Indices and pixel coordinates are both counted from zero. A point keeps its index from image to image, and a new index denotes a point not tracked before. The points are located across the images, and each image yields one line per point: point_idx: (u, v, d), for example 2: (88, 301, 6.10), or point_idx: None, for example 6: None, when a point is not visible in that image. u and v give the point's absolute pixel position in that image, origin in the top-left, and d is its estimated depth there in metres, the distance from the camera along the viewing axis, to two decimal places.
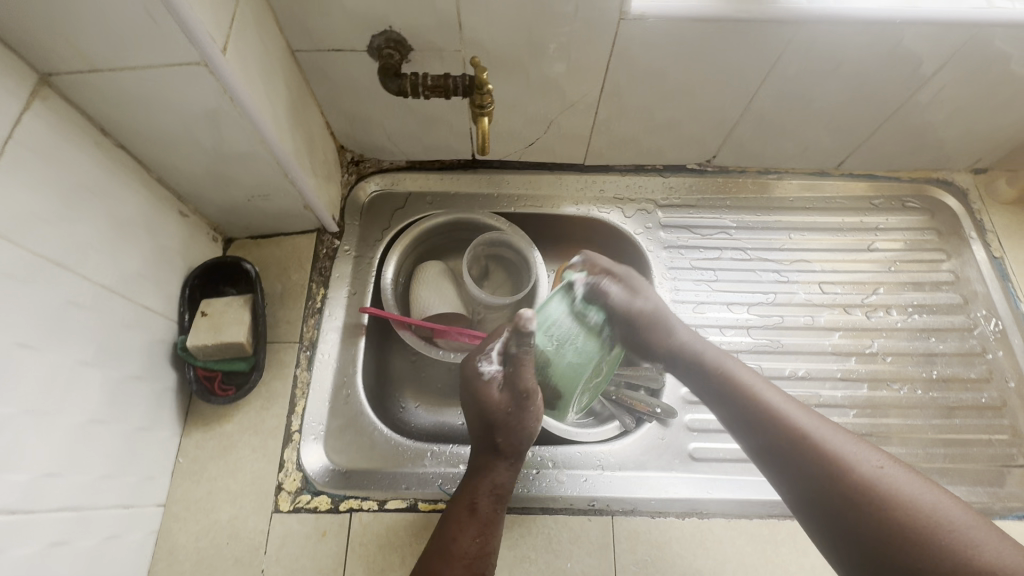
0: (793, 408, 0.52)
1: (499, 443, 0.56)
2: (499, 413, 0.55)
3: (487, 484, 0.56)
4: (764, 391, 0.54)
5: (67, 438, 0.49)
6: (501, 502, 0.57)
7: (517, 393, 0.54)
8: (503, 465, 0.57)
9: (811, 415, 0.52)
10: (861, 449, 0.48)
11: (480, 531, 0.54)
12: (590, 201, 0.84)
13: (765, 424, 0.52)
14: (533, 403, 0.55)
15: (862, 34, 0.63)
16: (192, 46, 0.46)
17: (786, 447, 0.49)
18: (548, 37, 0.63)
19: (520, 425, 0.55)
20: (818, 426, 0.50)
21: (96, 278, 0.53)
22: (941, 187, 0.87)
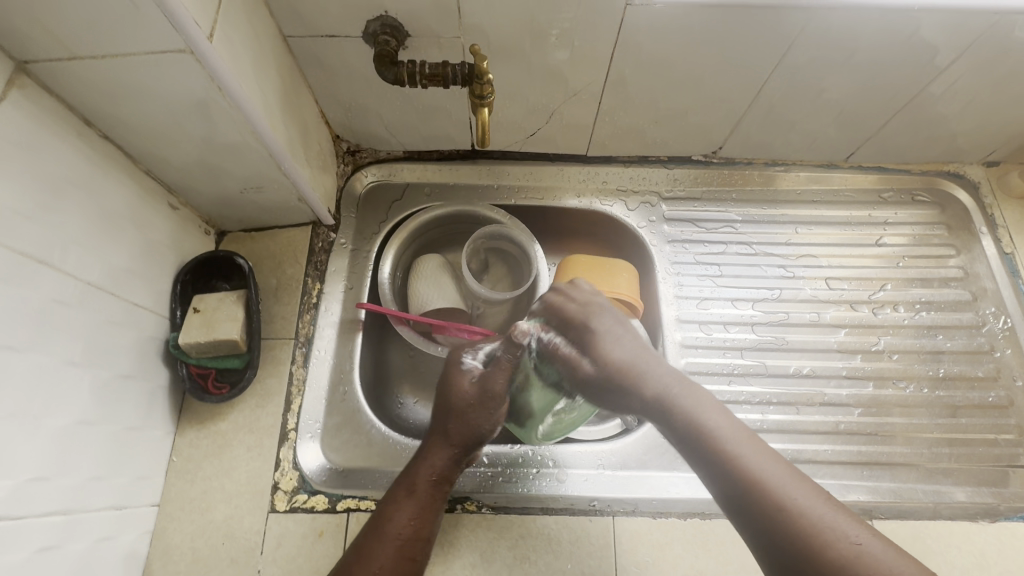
0: (773, 469, 0.44)
1: (452, 428, 0.56)
2: (463, 404, 0.56)
3: (428, 470, 0.54)
4: (740, 448, 0.46)
5: (56, 440, 0.48)
6: (446, 490, 0.55)
7: (490, 391, 0.56)
8: (447, 455, 0.55)
9: (797, 478, 0.44)
10: (840, 520, 0.41)
11: (420, 515, 0.52)
12: (592, 193, 0.82)
13: (732, 480, 0.45)
14: (500, 404, 0.57)
15: (876, 20, 0.60)
16: (175, 32, 0.44)
17: (760, 516, 0.43)
18: (550, 22, 0.61)
19: (477, 417, 0.56)
20: (798, 492, 0.43)
21: (81, 275, 0.52)
22: (952, 181, 0.84)
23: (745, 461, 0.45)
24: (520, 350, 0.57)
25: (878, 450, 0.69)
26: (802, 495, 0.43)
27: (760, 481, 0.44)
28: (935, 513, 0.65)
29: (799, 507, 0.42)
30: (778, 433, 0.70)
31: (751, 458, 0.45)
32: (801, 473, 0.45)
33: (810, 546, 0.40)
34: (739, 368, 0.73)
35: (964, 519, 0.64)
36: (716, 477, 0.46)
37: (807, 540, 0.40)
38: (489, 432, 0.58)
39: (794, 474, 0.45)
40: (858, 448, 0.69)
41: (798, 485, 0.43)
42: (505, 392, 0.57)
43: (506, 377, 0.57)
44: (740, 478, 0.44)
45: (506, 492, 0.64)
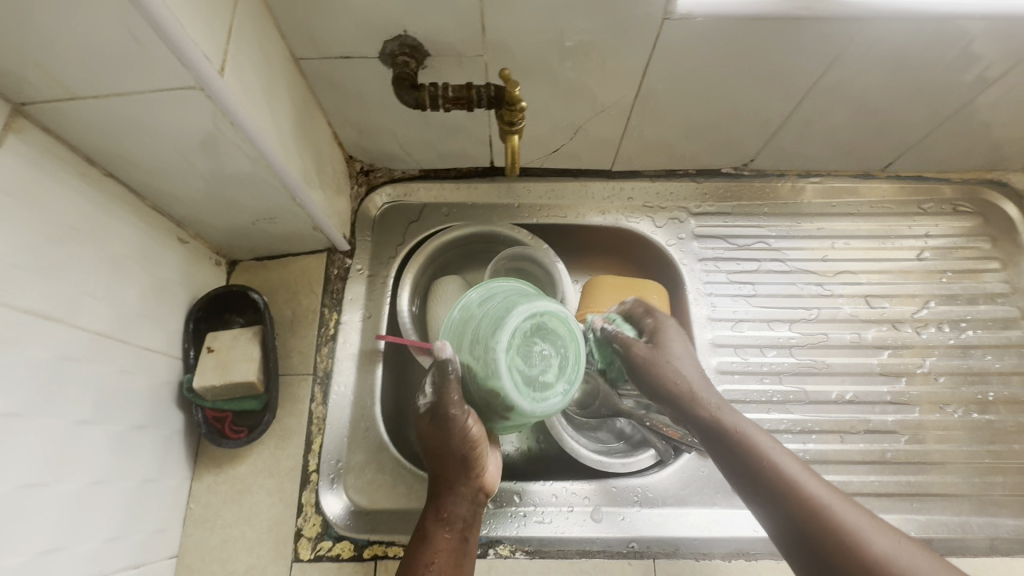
0: (792, 466, 0.46)
1: (442, 469, 0.51)
2: (434, 438, 0.50)
3: (436, 514, 0.51)
4: (765, 446, 0.48)
5: (69, 505, 0.45)
6: (463, 531, 0.50)
7: (446, 418, 0.49)
8: (451, 495, 0.51)
9: (815, 479, 0.45)
10: (874, 526, 0.42)
11: (436, 561, 0.48)
12: (617, 210, 0.78)
13: (759, 476, 0.46)
14: (467, 426, 0.49)
15: (928, 32, 0.56)
16: (185, 70, 0.41)
17: (783, 510, 0.44)
18: (580, 39, 0.57)
19: (454, 446, 0.50)
20: (842, 507, 0.43)
21: (90, 326, 0.48)
22: (996, 190, 0.80)
23: (775, 463, 0.46)
24: (452, 376, 0.49)
25: (927, 481, 0.66)
26: (822, 494, 0.44)
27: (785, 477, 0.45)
28: (991, 548, 0.62)
29: (832, 510, 0.43)
30: (821, 464, 0.66)
31: (779, 458, 0.47)
32: (821, 477, 0.46)
33: (836, 542, 0.41)
34: (778, 395, 0.70)
35: (1021, 554, 0.61)
36: (740, 473, 0.48)
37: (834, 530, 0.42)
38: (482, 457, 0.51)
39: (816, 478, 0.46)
40: (906, 478, 0.66)
41: (817, 483, 0.45)
42: (467, 412, 0.49)
43: (459, 399, 0.48)
44: (768, 479, 0.46)
45: (541, 534, 0.60)
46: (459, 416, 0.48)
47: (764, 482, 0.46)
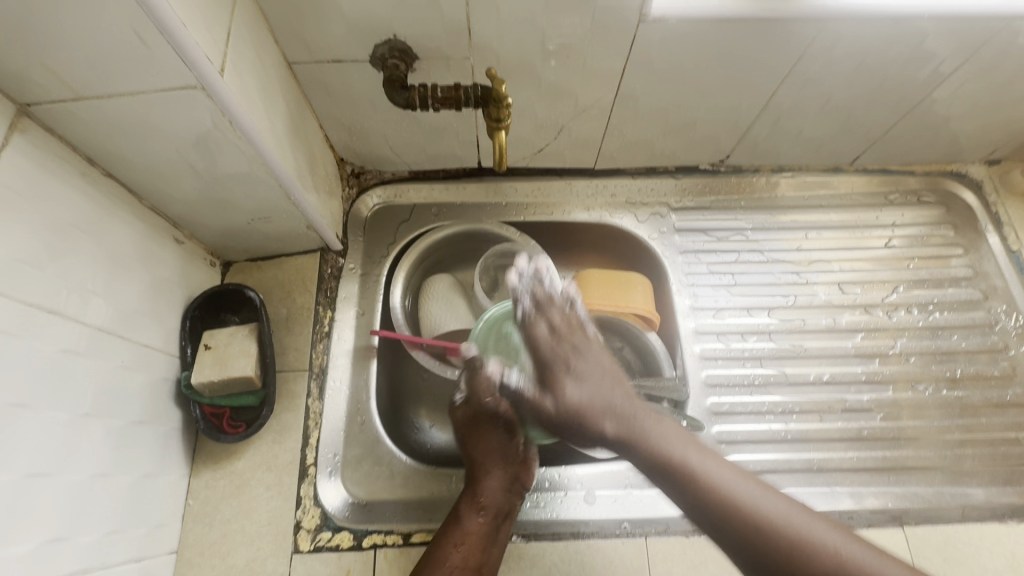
0: (734, 479, 0.50)
1: (478, 456, 0.60)
2: (473, 425, 0.61)
3: (471, 497, 0.58)
4: (701, 465, 0.51)
5: (72, 496, 0.46)
6: (496, 516, 0.58)
7: (479, 404, 0.60)
8: (490, 477, 0.59)
9: (754, 484, 0.50)
10: (760, 492, 0.50)
11: (466, 541, 0.56)
12: (602, 207, 0.81)
13: (703, 501, 0.50)
14: (495, 409, 0.60)
15: (883, 32, 0.61)
16: (188, 71, 0.43)
17: (738, 530, 0.48)
18: (561, 41, 0.60)
19: (488, 433, 0.60)
20: (725, 476, 0.51)
21: (92, 322, 0.50)
22: (956, 180, 0.85)
23: (668, 452, 0.52)
24: (481, 371, 0.60)
25: (901, 455, 0.69)
26: (760, 496, 0.49)
27: (727, 494, 0.49)
28: (964, 516, 0.65)
29: (720, 481, 0.50)
30: (802, 442, 0.69)
31: (712, 472, 0.51)
32: (757, 479, 0.52)
33: (789, 549, 0.46)
34: (760, 378, 0.73)
35: (992, 520, 0.65)
36: (683, 497, 0.51)
37: (781, 537, 0.47)
38: (514, 437, 0.61)
39: (717, 460, 0.52)
40: (882, 454, 0.69)
41: (761, 490, 0.50)
42: (498, 399, 0.60)
43: (490, 392, 0.59)
44: (716, 501, 0.49)
45: (535, 518, 0.62)
46: (493, 403, 0.59)
47: (659, 468, 0.52)
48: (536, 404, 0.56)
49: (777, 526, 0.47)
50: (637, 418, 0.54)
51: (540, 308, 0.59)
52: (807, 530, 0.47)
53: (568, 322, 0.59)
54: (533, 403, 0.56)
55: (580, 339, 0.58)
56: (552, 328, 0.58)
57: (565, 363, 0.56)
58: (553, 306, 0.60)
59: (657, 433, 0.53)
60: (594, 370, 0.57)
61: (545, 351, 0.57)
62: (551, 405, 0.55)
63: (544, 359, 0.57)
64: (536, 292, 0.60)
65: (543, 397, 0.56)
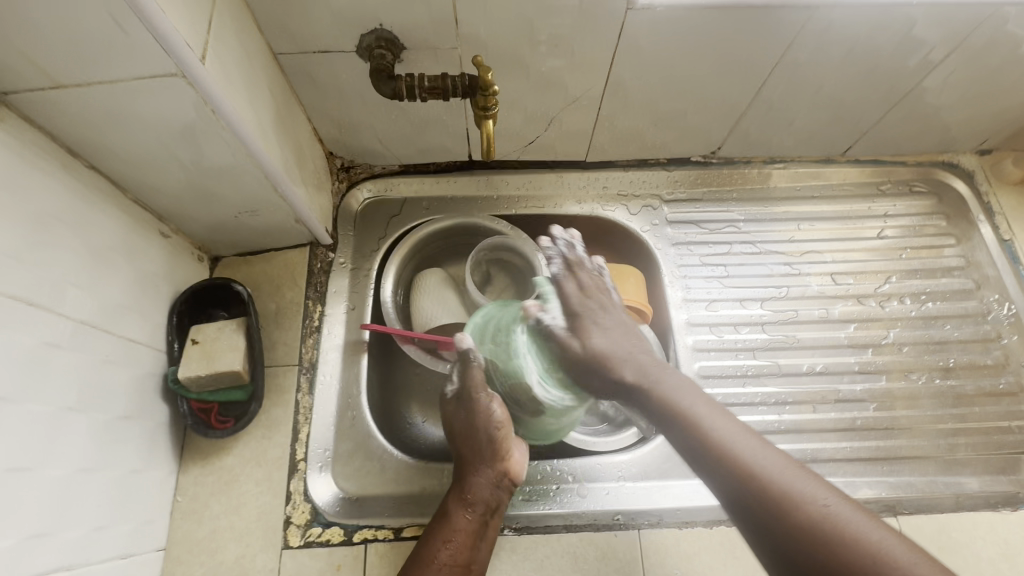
0: (734, 431, 0.48)
1: (466, 452, 0.58)
2: (460, 420, 0.59)
3: (460, 493, 0.57)
4: (704, 412, 0.50)
5: (55, 490, 0.46)
6: (484, 513, 0.56)
7: (467, 398, 0.58)
8: (478, 473, 0.57)
9: (770, 450, 0.46)
10: (755, 445, 0.46)
11: (453, 539, 0.54)
12: (594, 199, 0.81)
13: (696, 441, 0.48)
14: (483, 404, 0.57)
15: (873, 18, 0.60)
16: (167, 57, 0.42)
17: (722, 478, 0.45)
18: (549, 30, 0.60)
19: (475, 428, 0.58)
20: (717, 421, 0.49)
21: (75, 315, 0.49)
22: (948, 170, 0.85)
23: (670, 396, 0.53)
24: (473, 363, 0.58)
25: (895, 445, 0.69)
26: (754, 448, 0.46)
27: (716, 437, 0.48)
28: (958, 505, 0.65)
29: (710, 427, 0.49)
30: (796, 433, 0.69)
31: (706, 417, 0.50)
32: (805, 467, 0.45)
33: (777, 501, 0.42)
34: (753, 369, 0.73)
35: (986, 509, 0.64)
36: (678, 437, 0.50)
37: (767, 485, 0.43)
38: (501, 434, 0.58)
39: (721, 413, 0.51)
40: (876, 443, 0.69)
41: (760, 445, 0.47)
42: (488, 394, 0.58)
43: (482, 385, 0.58)
44: (705, 446, 0.48)
45: (527, 511, 0.62)
46: (482, 398, 0.58)
47: (660, 409, 0.53)
48: (562, 344, 0.59)
49: (762, 474, 0.44)
50: (662, 374, 0.56)
51: (570, 268, 0.64)
52: (800, 490, 0.42)
53: (594, 285, 0.63)
54: (563, 343, 0.59)
55: (603, 300, 0.62)
56: (583, 286, 0.63)
57: (593, 318, 0.61)
58: (585, 267, 0.65)
59: (670, 385, 0.54)
60: (619, 328, 0.61)
61: (574, 304, 0.61)
62: (578, 347, 0.58)
63: (574, 308, 0.61)
64: (567, 256, 0.65)
65: (572, 338, 0.59)
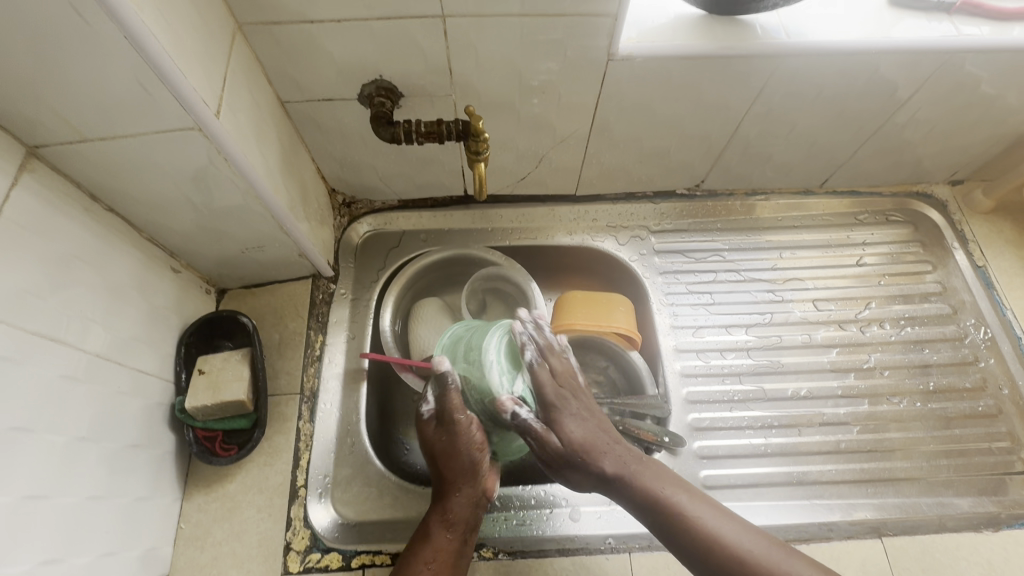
0: (720, 520, 0.54)
1: (447, 473, 0.58)
2: (441, 440, 0.58)
3: (440, 513, 0.58)
4: (689, 506, 0.55)
5: (66, 518, 0.48)
6: (464, 531, 0.57)
7: (446, 418, 0.57)
8: (460, 493, 0.58)
9: (738, 526, 0.54)
10: (747, 534, 0.53)
11: (435, 559, 0.55)
12: (584, 231, 0.85)
13: (701, 548, 0.53)
14: (460, 427, 0.57)
15: (840, 65, 0.65)
16: (185, 114, 0.46)
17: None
18: (537, 77, 0.64)
19: (459, 450, 0.57)
20: (709, 516, 0.54)
21: (91, 348, 0.52)
22: (923, 201, 0.89)
23: (671, 500, 0.55)
24: (451, 388, 0.57)
25: (880, 467, 0.71)
26: (744, 535, 0.53)
27: (719, 538, 0.53)
28: (942, 525, 0.66)
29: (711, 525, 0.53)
30: (783, 456, 0.71)
31: (700, 514, 0.54)
32: (739, 519, 0.55)
33: None
34: (739, 394, 0.75)
35: (969, 530, 0.66)
36: (684, 545, 0.54)
37: (762, 574, 0.51)
38: (478, 457, 0.58)
39: (711, 506, 0.56)
40: (861, 466, 0.71)
41: (745, 531, 0.54)
42: (465, 417, 0.57)
43: (460, 407, 0.57)
44: (718, 553, 0.52)
45: (522, 536, 0.63)
46: (462, 420, 0.57)
47: (657, 516, 0.55)
48: (541, 441, 0.55)
49: (753, 561, 0.51)
50: (649, 472, 0.57)
51: (542, 355, 0.60)
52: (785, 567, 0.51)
53: (564, 371, 0.61)
54: (539, 439, 0.55)
55: (575, 387, 0.60)
56: (558, 373, 0.60)
57: (566, 406, 0.58)
58: (556, 353, 0.62)
59: (664, 486, 0.56)
60: (584, 418, 0.59)
61: (549, 394, 0.58)
62: (557, 443, 0.56)
63: (546, 399, 0.58)
64: (539, 341, 0.61)
65: (549, 434, 0.55)
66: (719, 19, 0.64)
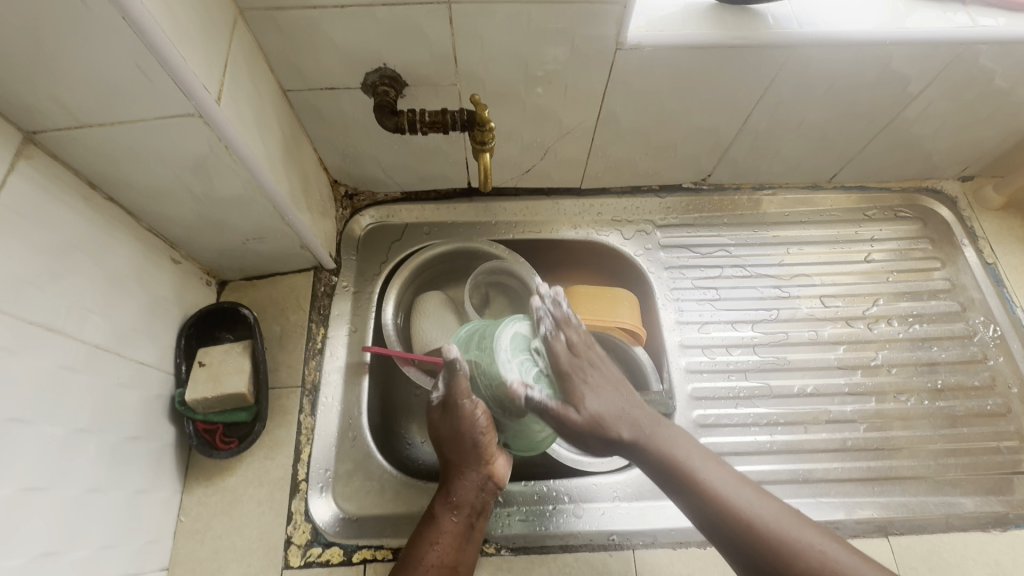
0: (734, 486, 0.52)
1: (452, 457, 0.58)
2: (446, 425, 0.58)
3: (446, 496, 0.58)
4: (703, 467, 0.53)
5: (65, 511, 0.47)
6: (470, 515, 0.58)
7: (451, 404, 0.57)
8: (465, 477, 0.58)
9: (751, 489, 0.52)
10: (759, 500, 0.51)
11: (440, 541, 0.56)
12: (589, 225, 0.84)
13: (713, 511, 0.51)
14: (465, 411, 0.56)
15: (852, 57, 0.64)
16: (185, 100, 0.45)
17: (735, 535, 0.50)
18: (543, 67, 0.63)
19: (463, 435, 0.57)
20: (720, 478, 0.53)
21: (90, 339, 0.52)
22: (932, 196, 0.88)
23: (683, 461, 0.53)
24: (459, 373, 0.56)
25: (887, 465, 0.70)
26: (758, 502, 0.51)
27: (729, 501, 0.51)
28: (948, 525, 0.66)
29: (722, 489, 0.52)
30: (788, 453, 0.70)
31: (713, 477, 0.53)
32: (755, 485, 0.53)
33: (774, 548, 0.48)
34: (745, 391, 0.74)
35: (977, 529, 0.65)
36: (692, 504, 0.52)
37: (775, 543, 0.49)
38: (484, 441, 0.57)
39: (724, 470, 0.54)
40: (867, 464, 0.70)
41: (757, 497, 0.52)
42: (469, 402, 0.56)
43: (466, 393, 0.56)
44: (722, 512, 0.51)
45: (524, 531, 0.63)
46: (466, 405, 0.56)
47: (667, 470, 0.54)
48: (559, 415, 0.54)
49: (765, 529, 0.49)
50: (663, 432, 0.56)
51: (558, 326, 0.59)
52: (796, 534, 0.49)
53: (582, 343, 0.59)
54: (558, 414, 0.54)
55: (593, 356, 0.58)
56: (580, 344, 0.59)
57: (583, 378, 0.57)
58: (572, 326, 0.60)
59: (679, 447, 0.55)
60: (604, 385, 0.57)
61: (564, 364, 0.57)
62: (575, 416, 0.54)
63: (564, 371, 0.56)
64: (555, 314, 0.60)
65: (568, 408, 0.54)
66: (731, 8, 0.63)
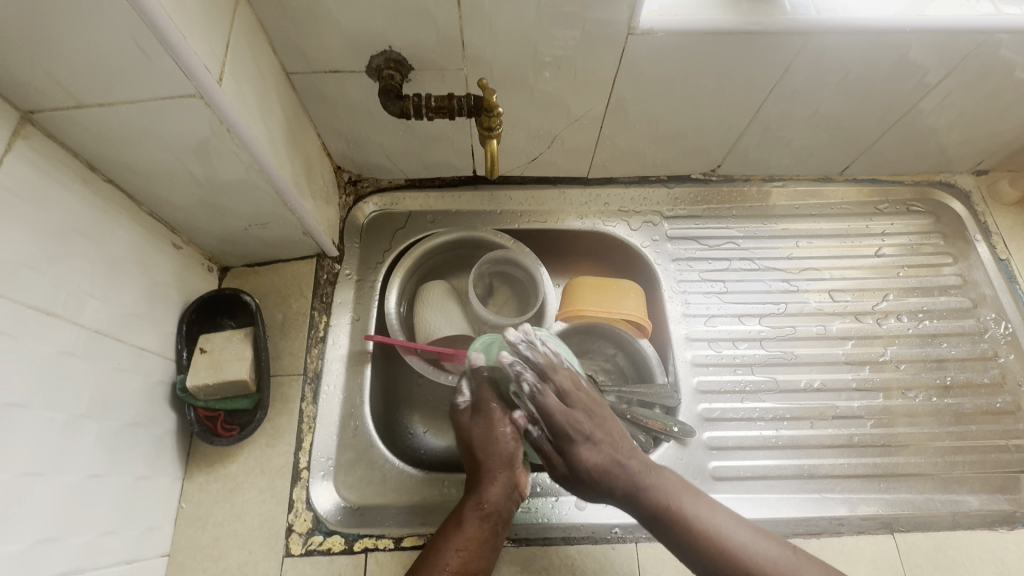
0: (717, 518, 0.54)
1: (482, 461, 0.58)
2: (476, 429, 0.60)
3: (475, 502, 0.56)
4: (688, 503, 0.55)
5: (65, 496, 0.47)
6: (496, 523, 0.56)
7: (483, 410, 0.61)
8: (495, 484, 0.57)
9: (732, 519, 0.55)
10: (742, 530, 0.53)
11: (466, 547, 0.53)
12: (595, 215, 0.83)
13: (702, 549, 0.53)
14: (494, 418, 0.60)
15: (869, 45, 0.62)
16: (186, 81, 0.44)
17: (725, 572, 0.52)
18: (553, 51, 0.61)
19: (496, 438, 0.59)
20: (705, 513, 0.54)
21: (90, 323, 0.51)
22: (945, 190, 0.87)
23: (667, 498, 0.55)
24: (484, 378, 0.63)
25: (892, 462, 0.69)
26: (740, 531, 0.53)
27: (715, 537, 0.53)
28: (954, 523, 0.65)
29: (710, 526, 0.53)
30: (794, 448, 0.70)
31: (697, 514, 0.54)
32: (738, 515, 0.55)
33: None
34: (751, 385, 0.74)
35: (983, 527, 0.65)
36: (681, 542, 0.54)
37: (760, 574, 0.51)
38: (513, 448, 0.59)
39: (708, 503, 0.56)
40: (873, 460, 0.69)
41: (740, 526, 0.54)
42: (496, 407, 0.61)
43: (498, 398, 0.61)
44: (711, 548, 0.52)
45: (526, 523, 0.62)
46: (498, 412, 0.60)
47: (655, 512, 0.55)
48: (550, 463, 0.59)
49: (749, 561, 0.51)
50: (649, 475, 0.56)
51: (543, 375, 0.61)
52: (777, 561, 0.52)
53: (573, 386, 0.61)
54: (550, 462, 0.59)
55: (586, 400, 0.60)
56: (572, 390, 0.61)
57: (579, 429, 0.58)
58: (562, 370, 0.62)
59: (665, 489, 0.56)
60: (596, 432, 0.58)
61: (558, 418, 0.59)
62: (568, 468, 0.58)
63: (558, 422, 0.59)
64: (537, 360, 0.62)
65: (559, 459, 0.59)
66: None
